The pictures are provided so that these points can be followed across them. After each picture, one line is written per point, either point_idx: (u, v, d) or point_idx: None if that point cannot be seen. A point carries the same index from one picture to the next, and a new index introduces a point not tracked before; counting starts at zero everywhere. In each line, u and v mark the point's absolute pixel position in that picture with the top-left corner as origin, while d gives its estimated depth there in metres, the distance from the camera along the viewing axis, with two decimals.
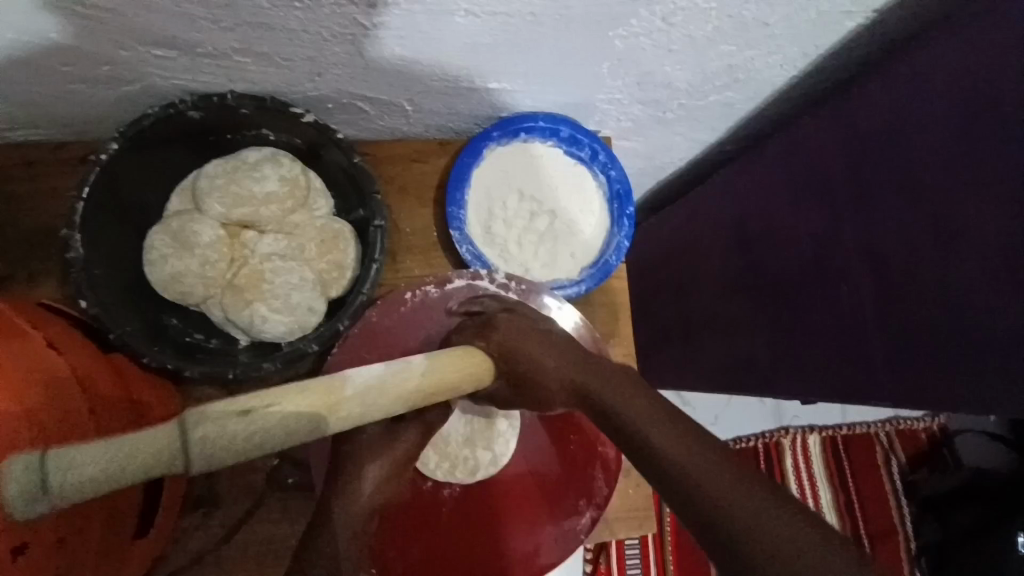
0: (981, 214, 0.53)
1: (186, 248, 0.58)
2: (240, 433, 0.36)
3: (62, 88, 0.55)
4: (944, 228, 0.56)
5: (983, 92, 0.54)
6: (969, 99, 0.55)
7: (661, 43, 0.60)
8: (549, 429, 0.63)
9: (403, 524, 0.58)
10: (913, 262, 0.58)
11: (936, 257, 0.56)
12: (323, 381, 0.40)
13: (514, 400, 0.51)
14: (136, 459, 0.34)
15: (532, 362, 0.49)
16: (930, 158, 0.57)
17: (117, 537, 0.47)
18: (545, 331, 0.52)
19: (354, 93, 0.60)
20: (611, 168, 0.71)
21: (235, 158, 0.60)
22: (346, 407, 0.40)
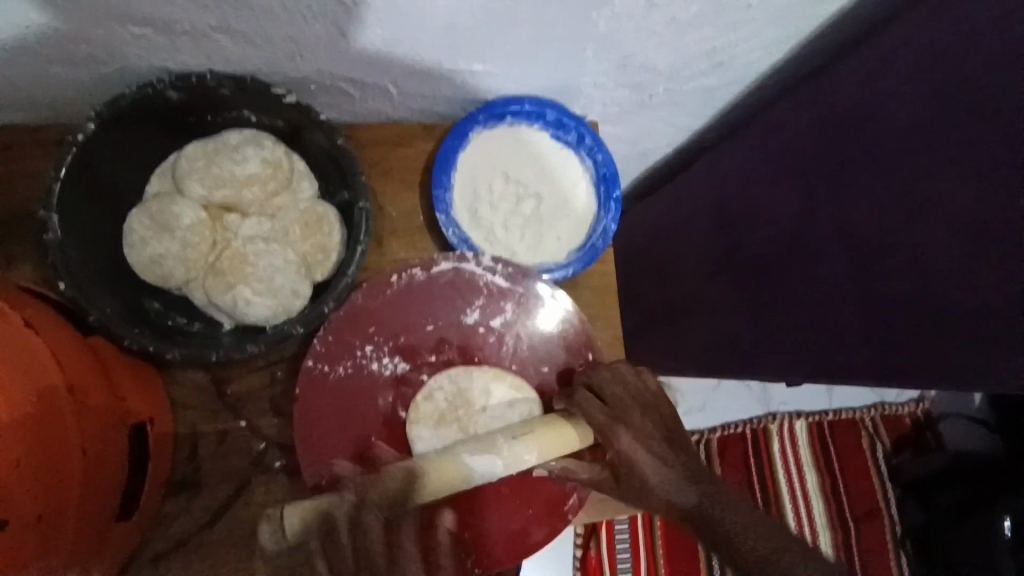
0: (952, 191, 0.54)
1: (166, 231, 0.57)
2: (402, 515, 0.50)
3: (35, 68, 0.54)
4: (919, 207, 0.57)
5: (955, 73, 0.55)
6: (943, 79, 0.55)
7: (643, 25, 0.60)
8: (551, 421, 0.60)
9: None
10: (887, 243, 0.59)
11: (911, 236, 0.57)
12: (464, 473, 0.50)
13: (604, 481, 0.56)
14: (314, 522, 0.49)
15: (645, 470, 0.54)
16: (905, 140, 0.58)
17: (98, 515, 0.47)
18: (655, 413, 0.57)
19: (336, 75, 0.60)
20: (597, 152, 0.70)
21: (216, 140, 0.59)
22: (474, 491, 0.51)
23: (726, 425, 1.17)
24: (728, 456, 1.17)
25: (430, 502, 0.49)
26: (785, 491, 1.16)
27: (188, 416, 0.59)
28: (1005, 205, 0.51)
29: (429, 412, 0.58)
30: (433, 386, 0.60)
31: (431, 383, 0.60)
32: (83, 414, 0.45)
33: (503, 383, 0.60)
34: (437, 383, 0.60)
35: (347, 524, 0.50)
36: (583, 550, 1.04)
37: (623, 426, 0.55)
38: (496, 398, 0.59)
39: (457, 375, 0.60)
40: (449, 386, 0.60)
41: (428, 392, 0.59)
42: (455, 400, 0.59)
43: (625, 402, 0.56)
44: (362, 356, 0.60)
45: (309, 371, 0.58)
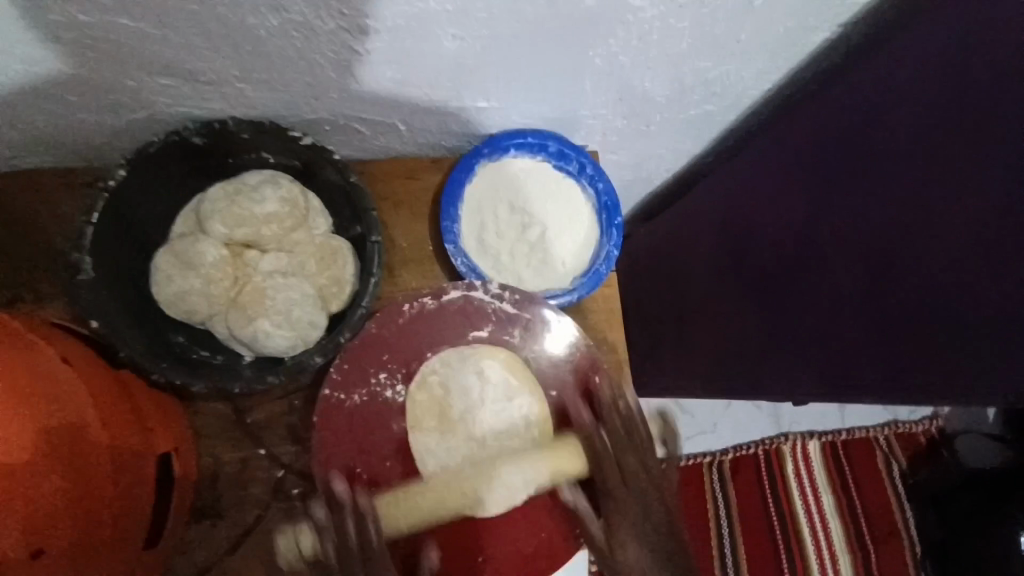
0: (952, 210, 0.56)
1: (191, 267, 0.60)
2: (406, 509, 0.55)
3: (73, 116, 0.58)
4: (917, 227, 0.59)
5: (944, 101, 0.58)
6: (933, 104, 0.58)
7: (640, 60, 0.63)
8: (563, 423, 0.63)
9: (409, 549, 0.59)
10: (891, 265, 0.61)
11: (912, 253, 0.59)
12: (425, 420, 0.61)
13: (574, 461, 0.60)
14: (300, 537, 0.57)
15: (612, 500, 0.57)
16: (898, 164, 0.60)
17: (127, 541, 0.48)
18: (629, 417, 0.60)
19: (350, 115, 0.63)
20: (598, 181, 0.73)
21: (236, 181, 0.62)
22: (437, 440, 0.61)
23: (735, 446, 1.18)
24: (740, 474, 1.17)
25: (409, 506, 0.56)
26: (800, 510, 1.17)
27: (211, 445, 0.62)
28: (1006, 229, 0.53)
29: (429, 403, 0.62)
30: (431, 380, 0.63)
31: (430, 375, 0.63)
32: (113, 444, 0.47)
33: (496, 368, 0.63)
34: (434, 381, 0.63)
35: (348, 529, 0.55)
36: None
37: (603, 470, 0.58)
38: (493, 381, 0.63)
39: (454, 362, 0.63)
40: (443, 384, 0.63)
41: (427, 385, 0.62)
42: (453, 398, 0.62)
43: (633, 480, 0.57)
44: (377, 383, 0.62)
45: (326, 398, 0.60)
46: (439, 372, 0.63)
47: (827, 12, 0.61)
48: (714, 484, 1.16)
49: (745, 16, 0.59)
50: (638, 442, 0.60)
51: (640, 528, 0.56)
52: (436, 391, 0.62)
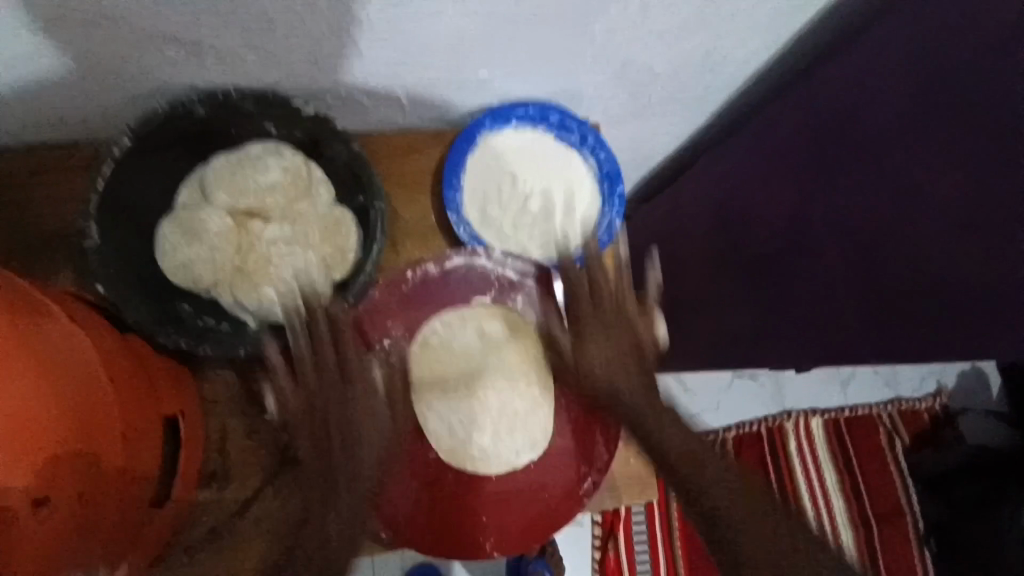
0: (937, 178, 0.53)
1: (197, 237, 0.61)
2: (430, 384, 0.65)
3: (76, 88, 0.58)
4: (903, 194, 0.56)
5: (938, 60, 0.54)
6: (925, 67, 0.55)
7: (639, 30, 0.63)
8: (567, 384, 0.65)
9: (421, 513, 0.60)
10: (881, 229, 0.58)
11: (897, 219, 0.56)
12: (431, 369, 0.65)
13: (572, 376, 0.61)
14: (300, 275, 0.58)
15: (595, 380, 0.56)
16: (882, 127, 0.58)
17: (134, 503, 0.49)
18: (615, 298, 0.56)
19: (351, 87, 0.63)
20: (600, 151, 0.73)
21: (241, 152, 0.63)
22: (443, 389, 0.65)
23: (738, 424, 1.17)
24: (744, 453, 1.17)
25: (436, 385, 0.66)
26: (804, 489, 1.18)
27: (219, 412, 0.63)
28: (985, 203, 0.50)
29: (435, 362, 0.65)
30: (436, 341, 0.65)
31: (433, 337, 0.65)
32: (122, 405, 0.48)
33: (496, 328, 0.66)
34: (438, 341, 0.65)
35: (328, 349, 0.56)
36: (601, 555, 1.09)
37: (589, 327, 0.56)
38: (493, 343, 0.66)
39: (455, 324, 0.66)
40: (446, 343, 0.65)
41: (431, 346, 0.65)
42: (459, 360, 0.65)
43: (615, 341, 0.55)
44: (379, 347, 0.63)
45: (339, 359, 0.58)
46: (439, 334, 0.66)
47: None
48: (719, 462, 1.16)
49: None
50: (627, 312, 0.55)
51: (620, 353, 0.55)
52: (441, 350, 0.65)
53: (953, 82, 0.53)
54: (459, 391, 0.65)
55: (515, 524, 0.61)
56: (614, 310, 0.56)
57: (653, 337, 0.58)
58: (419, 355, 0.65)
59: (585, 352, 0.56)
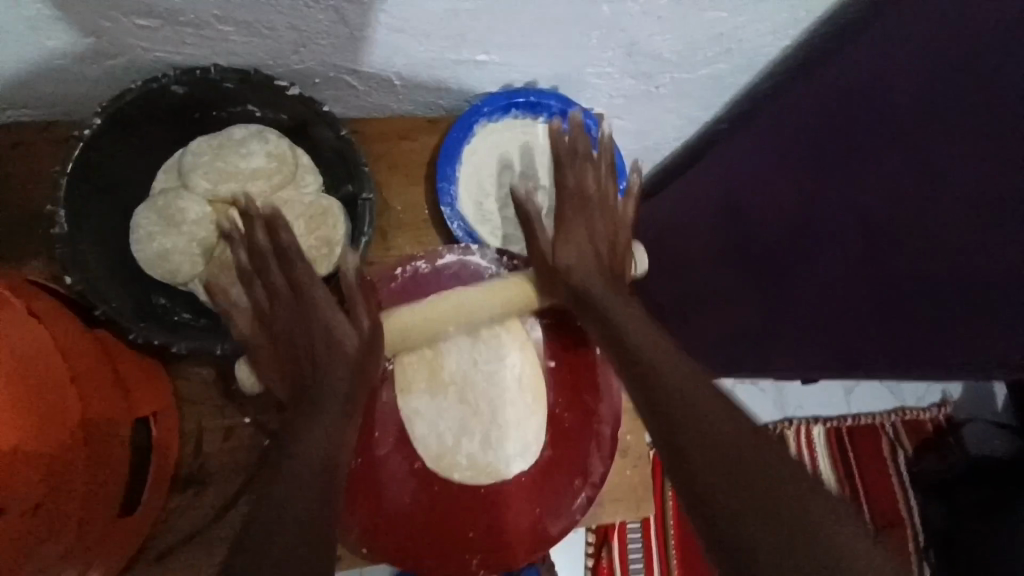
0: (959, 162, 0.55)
1: (173, 225, 0.57)
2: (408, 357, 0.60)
3: (46, 64, 0.54)
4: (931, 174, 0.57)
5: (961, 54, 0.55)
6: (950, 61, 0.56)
7: (649, 10, 0.59)
8: (563, 387, 0.63)
9: (410, 525, 0.58)
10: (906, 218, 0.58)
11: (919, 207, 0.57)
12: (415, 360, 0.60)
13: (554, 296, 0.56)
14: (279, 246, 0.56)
15: (577, 283, 0.52)
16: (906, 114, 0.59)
17: (100, 510, 0.46)
18: (597, 209, 0.55)
19: (341, 67, 0.59)
20: (603, 143, 0.70)
21: (222, 135, 0.59)
22: (426, 384, 0.61)
23: None
24: None
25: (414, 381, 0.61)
26: None
27: (196, 411, 0.61)
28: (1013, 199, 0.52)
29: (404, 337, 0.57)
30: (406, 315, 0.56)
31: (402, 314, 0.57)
32: (87, 403, 0.45)
33: (484, 315, 0.60)
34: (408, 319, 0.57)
35: (275, 271, 0.55)
36: (595, 560, 1.07)
37: (561, 237, 0.54)
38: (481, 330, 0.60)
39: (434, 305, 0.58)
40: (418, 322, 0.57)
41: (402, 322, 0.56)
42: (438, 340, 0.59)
43: (586, 251, 0.53)
44: None
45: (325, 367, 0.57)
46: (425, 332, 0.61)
47: None
48: None
49: None
50: (604, 199, 0.55)
51: (597, 263, 0.53)
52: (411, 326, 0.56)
53: (958, 83, 0.55)
54: (450, 394, 0.61)
55: (501, 536, 0.59)
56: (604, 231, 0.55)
57: (627, 272, 0.56)
58: (411, 357, 0.60)
59: (569, 271, 0.53)
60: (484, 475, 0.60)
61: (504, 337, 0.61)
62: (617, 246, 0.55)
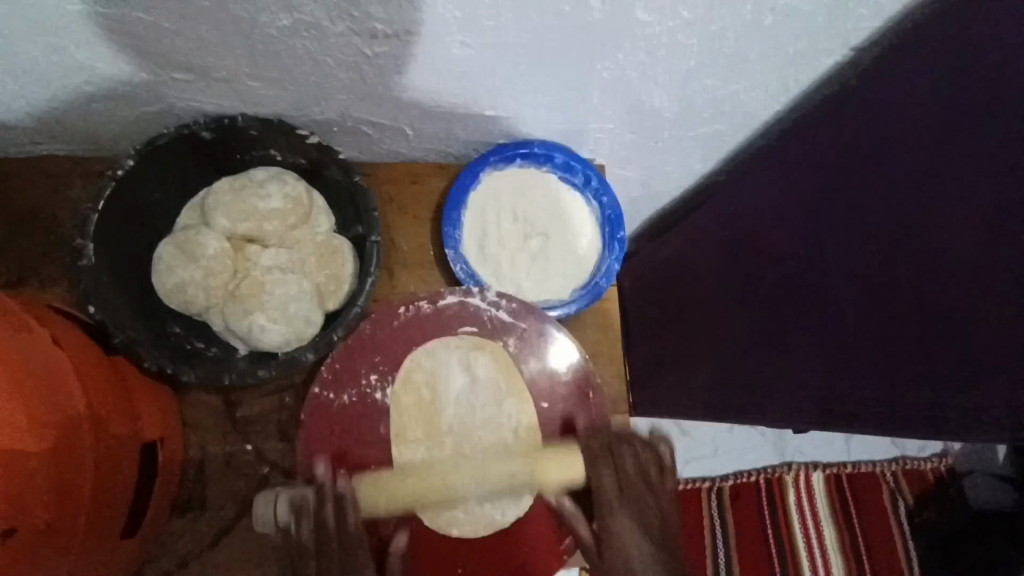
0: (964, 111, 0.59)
1: (192, 259, 0.60)
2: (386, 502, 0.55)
3: (87, 107, 0.58)
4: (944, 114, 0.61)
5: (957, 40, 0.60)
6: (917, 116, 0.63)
7: (647, 76, 0.63)
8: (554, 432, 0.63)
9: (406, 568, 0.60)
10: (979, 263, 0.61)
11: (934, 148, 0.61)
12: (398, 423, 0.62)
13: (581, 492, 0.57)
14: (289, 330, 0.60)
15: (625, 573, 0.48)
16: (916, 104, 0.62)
17: (103, 532, 0.48)
18: (654, 503, 0.52)
19: (358, 118, 0.63)
20: (604, 194, 0.73)
21: (243, 176, 0.63)
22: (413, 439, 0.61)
23: (736, 473, 1.15)
24: (739, 501, 1.15)
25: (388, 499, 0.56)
26: (801, 542, 1.14)
27: (200, 437, 0.63)
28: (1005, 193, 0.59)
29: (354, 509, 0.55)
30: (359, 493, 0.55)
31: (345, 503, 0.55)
32: (98, 425, 0.47)
33: (478, 354, 0.64)
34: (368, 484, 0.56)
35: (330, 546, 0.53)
36: None
37: (627, 505, 0.51)
38: (475, 368, 0.64)
39: (434, 347, 0.64)
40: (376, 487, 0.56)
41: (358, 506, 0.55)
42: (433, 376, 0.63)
43: (654, 516, 0.51)
44: (366, 384, 0.62)
45: (315, 395, 0.61)
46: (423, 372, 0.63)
47: (835, 36, 0.61)
48: (712, 511, 1.14)
49: (752, 37, 0.59)
50: (653, 482, 0.53)
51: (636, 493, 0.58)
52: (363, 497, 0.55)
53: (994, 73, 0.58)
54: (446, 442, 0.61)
55: (498, 561, 0.62)
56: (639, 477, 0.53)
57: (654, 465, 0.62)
58: (410, 389, 0.63)
59: (600, 484, 0.57)
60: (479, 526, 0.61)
61: (501, 375, 0.64)
62: (669, 481, 0.53)
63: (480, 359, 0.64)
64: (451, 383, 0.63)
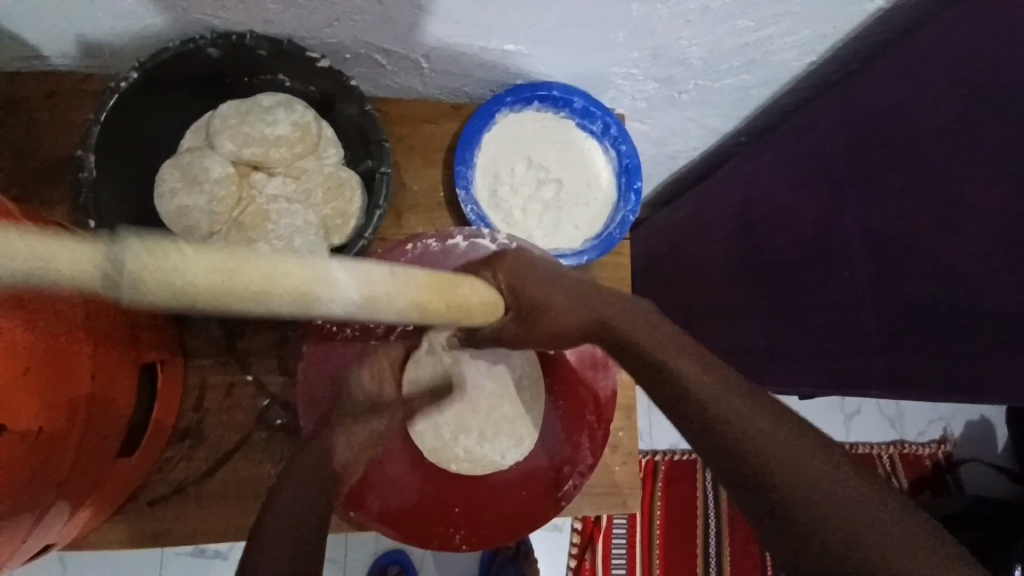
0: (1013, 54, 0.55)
1: (195, 183, 0.59)
2: (200, 272, 0.28)
3: (88, 18, 0.55)
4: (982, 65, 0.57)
5: None
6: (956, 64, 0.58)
7: (677, 13, 0.59)
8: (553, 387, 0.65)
9: (402, 513, 0.59)
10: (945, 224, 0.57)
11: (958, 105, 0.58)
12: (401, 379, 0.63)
13: (518, 339, 0.49)
14: (55, 261, 0.26)
15: (546, 308, 0.49)
16: (955, 48, 0.58)
17: (96, 450, 0.47)
18: (553, 271, 0.52)
19: (371, 45, 0.60)
20: (621, 143, 0.71)
21: (250, 100, 0.61)
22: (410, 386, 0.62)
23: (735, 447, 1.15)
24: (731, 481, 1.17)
25: (189, 263, 0.28)
26: None
27: (199, 367, 0.62)
28: None
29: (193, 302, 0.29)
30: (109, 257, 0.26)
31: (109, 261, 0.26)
32: (97, 341, 0.46)
33: (377, 264, 0.37)
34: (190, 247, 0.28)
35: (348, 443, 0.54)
36: (578, 561, 1.11)
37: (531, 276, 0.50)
38: (387, 279, 0.37)
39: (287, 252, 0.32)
40: (184, 271, 0.28)
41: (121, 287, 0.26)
42: (309, 286, 0.32)
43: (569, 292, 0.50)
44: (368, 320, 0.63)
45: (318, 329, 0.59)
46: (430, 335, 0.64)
47: None
48: (704, 485, 1.18)
49: None
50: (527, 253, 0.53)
51: (566, 285, 0.51)
52: (160, 272, 0.27)
53: None
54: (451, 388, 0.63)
55: (496, 513, 0.61)
56: (593, 305, 0.50)
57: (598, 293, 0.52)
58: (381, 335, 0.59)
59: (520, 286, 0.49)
60: (479, 469, 0.62)
61: (423, 286, 0.39)
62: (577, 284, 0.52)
63: (377, 264, 0.37)
64: (349, 307, 0.34)
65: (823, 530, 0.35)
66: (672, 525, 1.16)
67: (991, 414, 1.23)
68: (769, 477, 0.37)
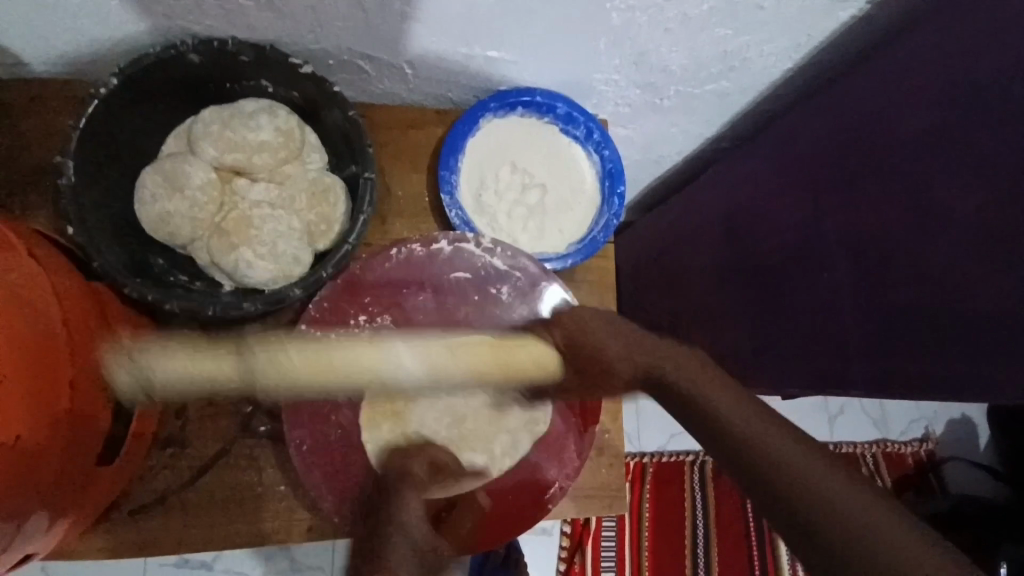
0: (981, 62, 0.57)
1: (177, 189, 0.59)
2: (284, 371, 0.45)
3: (68, 24, 0.55)
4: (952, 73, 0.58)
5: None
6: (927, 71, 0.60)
7: (657, 21, 0.60)
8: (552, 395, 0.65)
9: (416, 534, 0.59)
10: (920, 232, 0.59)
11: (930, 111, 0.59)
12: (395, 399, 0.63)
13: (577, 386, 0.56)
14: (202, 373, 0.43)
15: (595, 351, 0.54)
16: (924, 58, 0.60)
17: (76, 462, 0.46)
18: (609, 319, 0.57)
19: (355, 51, 0.61)
20: (605, 148, 0.71)
21: (233, 106, 0.60)
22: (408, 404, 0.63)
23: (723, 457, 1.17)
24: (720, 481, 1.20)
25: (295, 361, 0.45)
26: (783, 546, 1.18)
27: None
28: None
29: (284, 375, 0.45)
30: (267, 361, 0.44)
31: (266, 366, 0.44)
32: (77, 348, 0.45)
33: (437, 344, 0.51)
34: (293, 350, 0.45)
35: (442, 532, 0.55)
36: (567, 564, 1.11)
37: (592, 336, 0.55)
38: (428, 351, 0.49)
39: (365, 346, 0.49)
40: (273, 358, 0.45)
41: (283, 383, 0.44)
42: (370, 361, 0.47)
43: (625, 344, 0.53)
44: (354, 323, 0.65)
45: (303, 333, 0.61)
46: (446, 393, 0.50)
47: None
48: (693, 485, 1.18)
49: None
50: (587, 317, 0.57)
51: (625, 343, 0.53)
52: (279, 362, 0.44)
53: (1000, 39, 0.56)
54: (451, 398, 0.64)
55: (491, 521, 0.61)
56: (642, 351, 0.52)
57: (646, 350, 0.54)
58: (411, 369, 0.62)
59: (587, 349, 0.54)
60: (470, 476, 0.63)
61: (480, 357, 0.51)
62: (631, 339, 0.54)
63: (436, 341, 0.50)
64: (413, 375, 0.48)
65: (827, 529, 0.35)
66: (661, 527, 1.16)
67: (972, 413, 1.25)
68: (777, 477, 0.38)
